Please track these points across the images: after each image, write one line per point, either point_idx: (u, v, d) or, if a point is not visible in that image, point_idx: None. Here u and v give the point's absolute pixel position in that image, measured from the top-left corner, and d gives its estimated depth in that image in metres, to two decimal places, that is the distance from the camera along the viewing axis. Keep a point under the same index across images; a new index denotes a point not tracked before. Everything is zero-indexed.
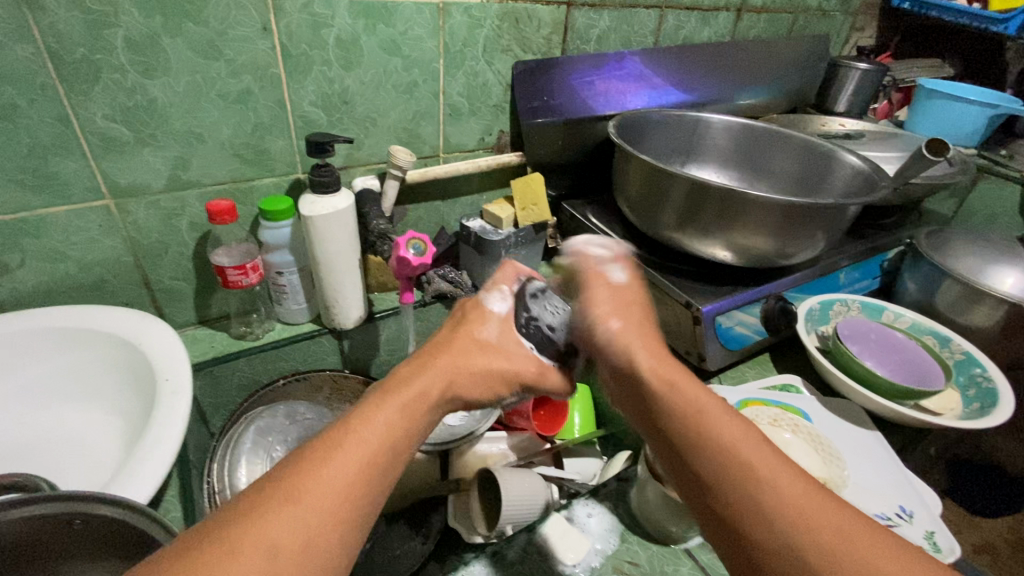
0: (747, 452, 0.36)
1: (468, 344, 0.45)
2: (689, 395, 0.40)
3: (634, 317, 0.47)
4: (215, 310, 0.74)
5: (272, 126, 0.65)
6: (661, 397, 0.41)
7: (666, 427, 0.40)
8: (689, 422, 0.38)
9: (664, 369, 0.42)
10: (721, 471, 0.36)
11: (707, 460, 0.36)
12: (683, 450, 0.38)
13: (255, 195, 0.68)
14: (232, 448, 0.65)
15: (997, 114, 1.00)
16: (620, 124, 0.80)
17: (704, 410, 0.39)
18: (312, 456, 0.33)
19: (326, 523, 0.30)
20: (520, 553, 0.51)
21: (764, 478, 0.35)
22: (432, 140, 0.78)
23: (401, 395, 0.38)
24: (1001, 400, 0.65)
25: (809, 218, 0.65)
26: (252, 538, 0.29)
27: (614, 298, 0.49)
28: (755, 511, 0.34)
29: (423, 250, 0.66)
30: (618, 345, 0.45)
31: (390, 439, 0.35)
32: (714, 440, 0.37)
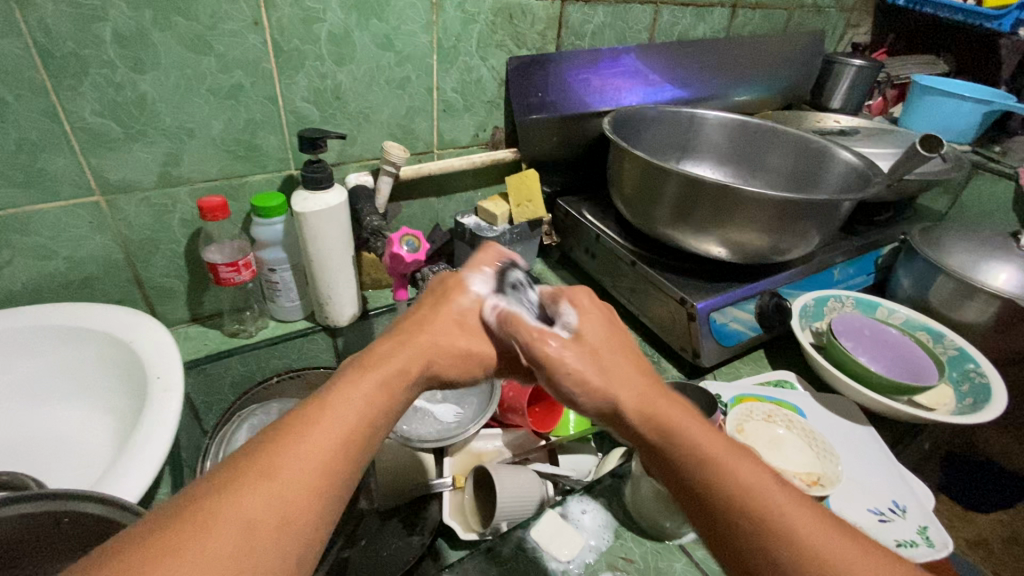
0: (758, 494, 0.36)
1: (447, 321, 0.45)
2: (689, 441, 0.38)
3: (606, 362, 0.44)
4: (208, 307, 0.74)
5: (264, 122, 0.65)
6: (662, 445, 0.39)
7: (672, 474, 0.38)
8: (697, 469, 0.37)
9: (656, 409, 0.40)
10: (737, 519, 0.35)
11: (721, 506, 0.36)
12: (695, 498, 0.37)
13: (247, 191, 0.68)
14: (225, 446, 0.64)
15: (991, 110, 1.01)
16: (615, 120, 0.79)
17: (709, 452, 0.38)
18: (289, 432, 0.33)
19: (303, 499, 0.31)
20: (514, 548, 0.51)
21: (779, 520, 0.34)
22: (426, 137, 0.78)
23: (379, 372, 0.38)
24: (994, 395, 0.65)
25: (804, 214, 0.65)
26: (227, 514, 0.28)
27: (579, 352, 0.43)
28: (776, 557, 0.34)
29: (416, 246, 0.65)
30: (605, 400, 0.42)
31: (366, 416, 0.35)
32: (726, 483, 0.36)
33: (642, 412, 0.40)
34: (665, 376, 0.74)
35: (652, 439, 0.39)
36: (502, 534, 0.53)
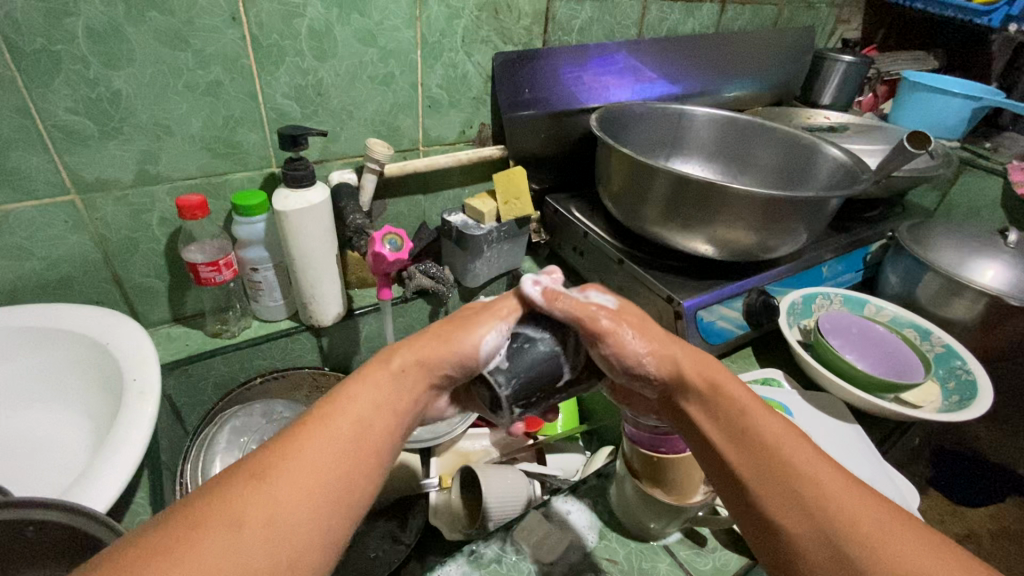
0: (792, 452, 0.37)
1: (452, 326, 0.43)
2: (730, 395, 0.41)
3: (662, 334, 0.45)
4: (190, 307, 0.73)
5: (244, 119, 0.63)
6: (704, 399, 0.41)
7: (708, 426, 0.41)
8: (731, 422, 0.40)
9: (709, 371, 0.43)
10: (763, 468, 0.37)
11: (752, 456, 0.38)
12: (725, 442, 0.39)
13: (228, 189, 0.67)
14: (206, 448, 0.64)
15: (981, 106, 1.00)
16: (602, 116, 0.79)
17: (749, 410, 0.40)
18: (286, 440, 0.33)
19: (301, 506, 0.30)
20: (496, 551, 0.51)
21: (809, 474, 0.36)
22: (411, 134, 0.77)
23: (380, 382, 0.38)
24: (979, 392, 0.65)
25: (791, 210, 0.65)
26: (224, 517, 0.29)
27: (631, 318, 0.45)
28: (796, 503, 0.35)
29: (399, 245, 0.64)
30: (661, 357, 0.43)
31: (362, 423, 0.35)
32: (755, 434, 0.38)
33: (694, 371, 0.43)
34: None
35: (693, 393, 0.42)
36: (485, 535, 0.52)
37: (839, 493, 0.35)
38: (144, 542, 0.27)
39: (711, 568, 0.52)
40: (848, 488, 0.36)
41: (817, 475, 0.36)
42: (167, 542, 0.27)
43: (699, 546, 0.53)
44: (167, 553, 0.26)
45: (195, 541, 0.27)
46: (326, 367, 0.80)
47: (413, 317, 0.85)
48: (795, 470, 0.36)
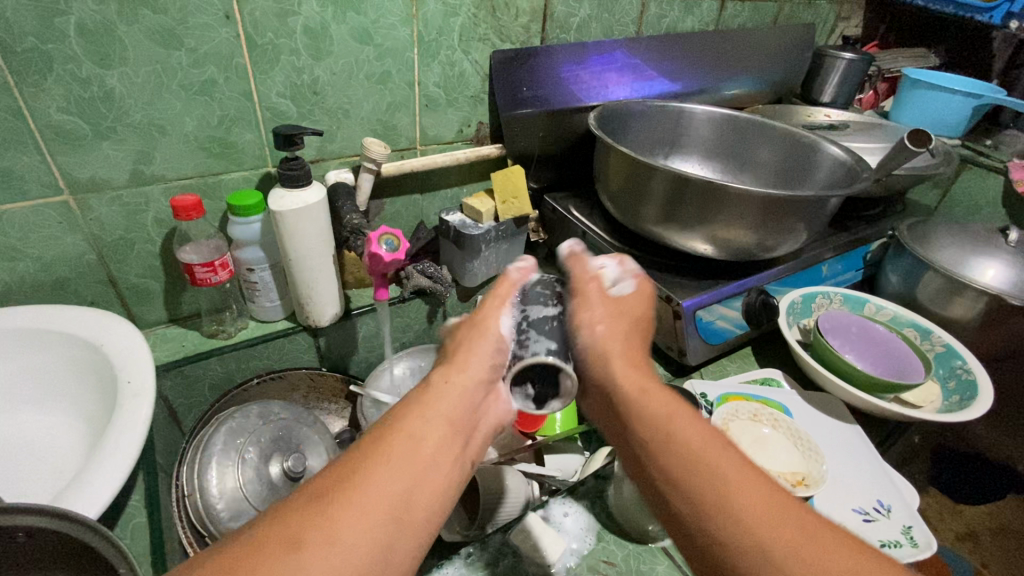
0: (713, 455, 0.37)
1: (486, 327, 0.46)
2: (660, 399, 0.41)
3: (619, 327, 0.47)
4: (187, 308, 0.72)
5: (239, 118, 0.63)
6: (632, 401, 0.42)
7: (632, 427, 0.41)
8: (659, 424, 0.39)
9: (642, 376, 0.43)
10: (689, 472, 0.36)
11: (672, 458, 0.38)
12: (651, 444, 0.39)
13: (223, 189, 0.66)
14: (202, 450, 0.61)
15: (982, 104, 1.00)
16: (601, 114, 0.78)
17: (674, 413, 0.40)
18: (345, 464, 0.36)
19: (360, 524, 0.33)
20: (494, 554, 0.51)
21: (728, 476, 0.36)
22: (409, 133, 0.76)
23: (428, 401, 0.41)
24: (980, 392, 0.65)
25: (790, 209, 0.64)
26: (292, 537, 0.31)
27: (603, 302, 0.48)
28: (712, 504, 0.35)
29: (396, 245, 0.64)
30: (596, 351, 0.45)
31: (417, 441, 0.38)
32: (679, 438, 0.38)
33: (625, 372, 0.43)
34: None
35: (623, 394, 0.42)
36: (483, 538, 0.52)
37: (756, 498, 0.35)
38: (221, 561, 0.30)
39: None
40: (766, 491, 0.35)
41: (733, 478, 0.35)
42: (239, 561, 0.30)
43: None
44: (241, 569, 0.29)
45: (266, 559, 0.30)
46: (323, 367, 0.80)
47: (410, 317, 0.85)
48: (720, 474, 0.36)
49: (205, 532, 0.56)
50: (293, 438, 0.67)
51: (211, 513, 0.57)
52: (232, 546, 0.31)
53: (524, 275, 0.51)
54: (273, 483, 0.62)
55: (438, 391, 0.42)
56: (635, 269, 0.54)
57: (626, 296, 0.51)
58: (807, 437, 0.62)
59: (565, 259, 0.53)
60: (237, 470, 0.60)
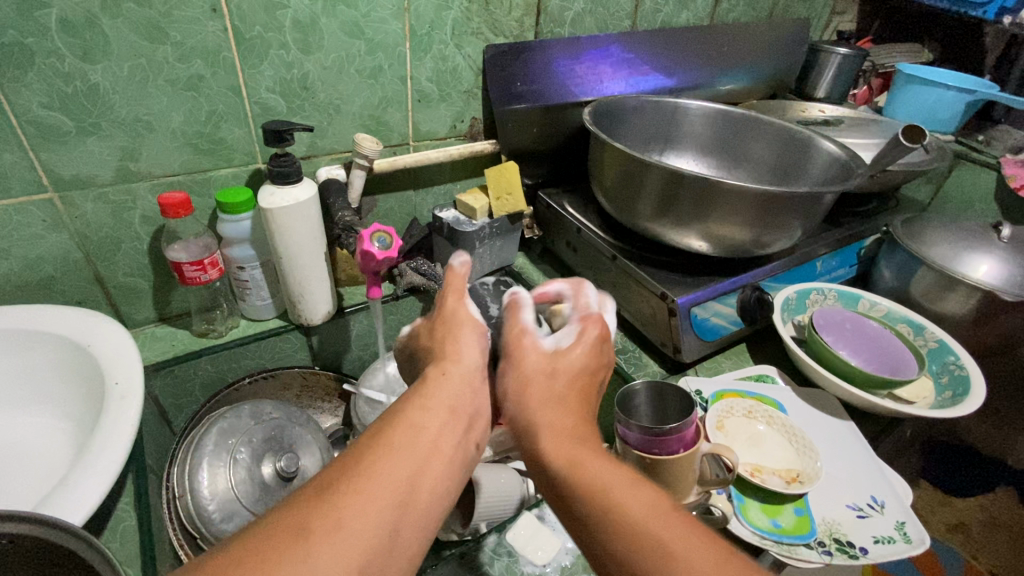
0: (658, 533, 0.33)
1: (464, 324, 0.47)
2: (596, 470, 0.37)
3: (546, 390, 0.44)
4: (176, 306, 0.71)
5: (227, 114, 0.62)
6: (563, 479, 0.38)
7: (570, 507, 0.37)
8: (599, 505, 0.35)
9: (571, 446, 0.39)
10: (642, 560, 0.33)
11: (623, 543, 0.34)
12: (596, 528, 0.35)
13: (212, 186, 0.65)
14: (192, 451, 0.60)
15: (975, 99, 1.00)
16: (596, 110, 0.77)
17: (612, 487, 0.36)
18: (348, 456, 0.35)
19: (368, 513, 0.32)
20: (489, 554, 0.51)
21: (677, 558, 0.32)
22: (401, 128, 0.75)
23: (428, 390, 0.41)
24: (972, 388, 0.65)
25: (785, 206, 0.64)
26: (299, 525, 0.30)
27: (527, 366, 0.46)
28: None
29: (388, 242, 0.63)
30: (526, 421, 0.42)
31: (419, 428, 0.38)
32: (624, 516, 0.34)
33: (553, 447, 0.39)
34: (645, 369, 0.73)
35: (556, 472, 0.38)
36: (477, 537, 0.52)
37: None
38: (223, 557, 0.29)
39: None
40: (724, 561, 0.32)
41: (681, 555, 0.32)
42: (244, 554, 0.29)
43: None
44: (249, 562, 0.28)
45: (273, 550, 0.29)
46: (316, 366, 0.79)
47: (404, 314, 0.84)
48: (674, 555, 0.32)
49: (197, 533, 0.56)
50: (285, 438, 0.67)
51: (204, 514, 0.56)
52: (235, 542, 0.30)
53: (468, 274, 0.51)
54: (266, 483, 0.62)
55: (437, 378, 0.42)
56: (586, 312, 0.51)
57: (565, 348, 0.47)
58: (801, 433, 0.62)
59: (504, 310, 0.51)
60: (228, 470, 0.60)
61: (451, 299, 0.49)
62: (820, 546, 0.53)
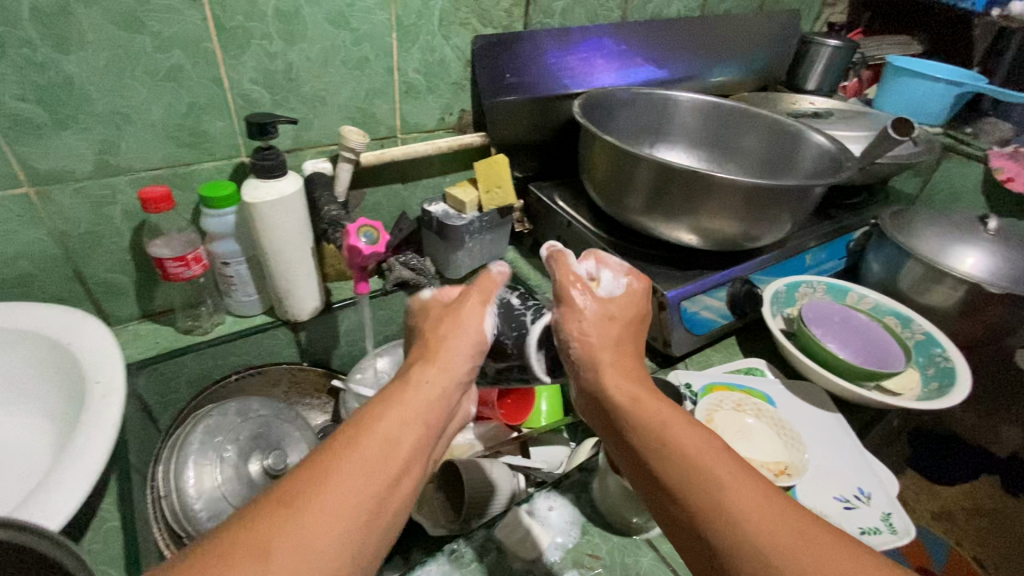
0: (706, 462, 0.36)
1: (458, 327, 0.47)
2: (655, 409, 0.41)
3: (608, 334, 0.47)
4: (160, 303, 0.70)
5: (210, 106, 0.60)
6: (626, 411, 0.41)
7: (624, 436, 0.41)
8: (653, 436, 0.39)
9: (633, 387, 0.43)
10: (685, 481, 0.36)
11: (670, 470, 0.37)
12: (647, 455, 0.38)
13: (195, 180, 0.64)
14: (178, 450, 0.60)
15: (964, 92, 1.00)
16: (585, 103, 0.77)
17: (668, 420, 0.39)
18: (318, 463, 0.35)
19: (335, 528, 0.32)
20: (478, 549, 0.50)
21: (721, 479, 0.35)
22: (388, 121, 0.74)
23: (406, 400, 0.40)
24: (958, 380, 0.66)
25: (775, 199, 0.64)
26: (262, 540, 0.30)
27: (590, 310, 0.48)
28: (699, 504, 0.34)
29: (376, 237, 0.61)
30: (587, 356, 0.46)
31: (395, 440, 0.37)
32: (673, 445, 0.37)
33: (617, 384, 0.44)
34: None
35: (618, 408, 0.42)
36: (467, 533, 0.52)
37: (749, 500, 0.34)
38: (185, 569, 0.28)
39: None
40: (765, 490, 0.34)
41: (726, 479, 0.35)
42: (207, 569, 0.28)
43: None
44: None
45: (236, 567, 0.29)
46: (304, 362, 0.78)
47: (394, 309, 0.84)
48: (717, 480, 0.35)
49: (182, 533, 0.55)
50: (273, 435, 0.66)
51: (189, 513, 0.56)
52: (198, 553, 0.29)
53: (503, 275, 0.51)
54: (253, 481, 0.61)
55: (417, 389, 0.41)
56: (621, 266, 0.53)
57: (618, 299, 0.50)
58: (789, 425, 0.63)
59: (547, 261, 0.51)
60: (215, 469, 0.59)
61: (473, 303, 0.49)
62: None
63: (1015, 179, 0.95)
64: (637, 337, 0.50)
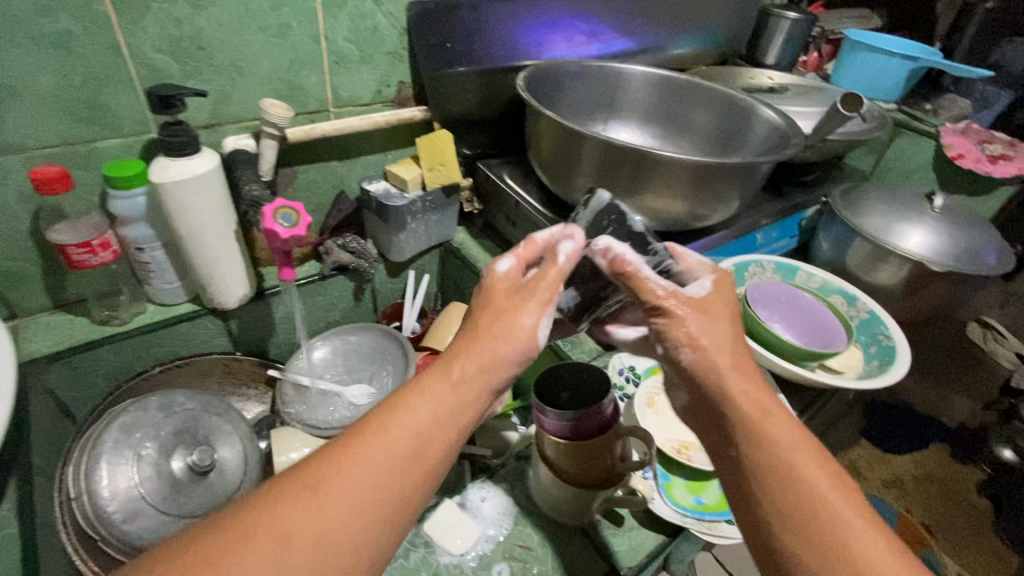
0: (838, 506, 0.34)
1: (514, 315, 0.40)
2: (784, 426, 0.37)
3: (723, 338, 0.41)
4: (74, 292, 0.65)
5: (108, 76, 0.55)
6: (749, 419, 0.37)
7: (742, 447, 0.37)
8: (778, 455, 0.36)
9: (756, 391, 0.39)
10: (808, 515, 0.34)
11: (793, 497, 0.34)
12: (767, 475, 0.36)
13: (99, 159, 0.59)
14: (90, 448, 0.56)
15: (919, 67, 0.99)
16: (531, 76, 0.73)
17: (799, 446, 0.36)
18: (344, 449, 0.34)
19: (351, 526, 0.31)
20: (404, 546, 0.49)
21: (852, 526, 0.33)
22: (319, 93, 0.69)
23: (441, 395, 0.37)
24: (898, 358, 0.66)
25: (720, 177, 0.62)
26: (274, 525, 0.30)
27: (685, 319, 0.42)
28: (821, 542, 0.33)
29: (295, 219, 0.57)
30: (704, 365, 0.40)
31: (427, 447, 0.35)
32: (802, 472, 0.35)
33: (742, 389, 0.39)
34: (581, 348, 0.70)
35: (741, 414, 0.38)
36: None
37: (881, 553, 0.32)
38: (201, 545, 0.29)
39: (625, 549, 0.51)
40: (891, 546, 0.33)
41: (858, 530, 0.33)
42: (220, 552, 0.29)
43: (616, 525, 0.53)
44: (218, 559, 0.29)
45: (248, 554, 0.29)
46: (237, 351, 0.75)
47: (334, 295, 0.81)
48: (845, 525, 0.33)
49: (95, 535, 0.53)
50: (200, 430, 0.62)
51: (102, 515, 0.53)
52: (216, 528, 0.30)
53: (570, 261, 0.43)
54: (176, 479, 0.58)
55: (456, 387, 0.37)
56: (710, 266, 0.47)
57: (708, 296, 0.44)
58: None
59: (606, 267, 0.45)
60: (131, 468, 0.56)
61: (537, 302, 0.41)
62: None
63: (965, 156, 0.95)
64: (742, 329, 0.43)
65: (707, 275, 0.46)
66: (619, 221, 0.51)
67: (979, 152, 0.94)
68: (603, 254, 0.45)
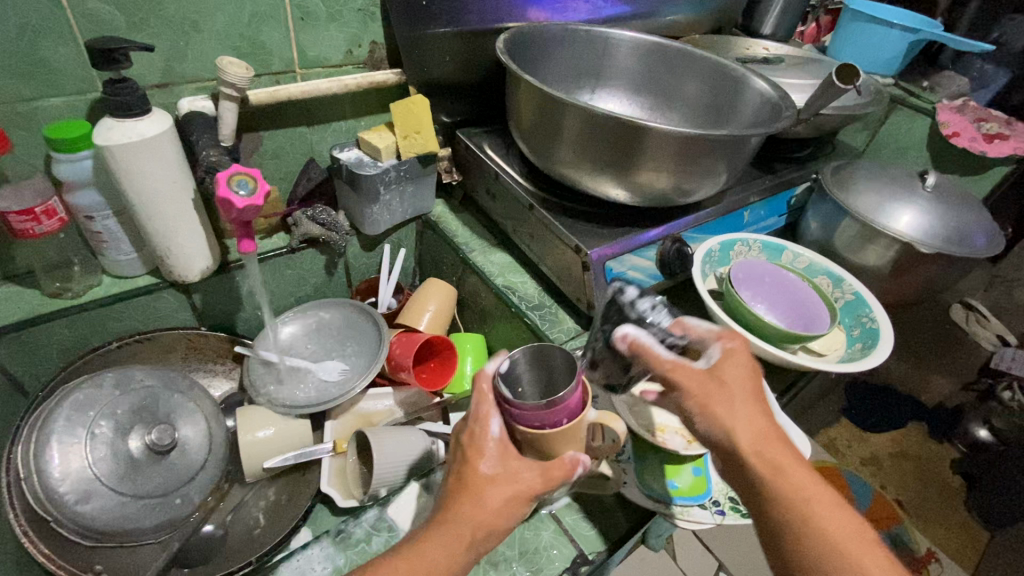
0: (859, 556, 0.35)
1: (508, 486, 0.38)
2: (797, 476, 0.37)
3: (732, 400, 0.40)
4: (23, 262, 0.62)
5: (45, 28, 0.51)
6: (761, 477, 0.38)
7: (761, 504, 0.38)
8: (795, 512, 0.36)
9: (768, 446, 0.38)
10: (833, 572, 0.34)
11: (816, 554, 0.35)
12: (786, 532, 0.36)
13: (41, 119, 0.55)
14: (39, 428, 0.53)
15: (918, 39, 0.95)
16: (512, 39, 0.68)
17: (812, 497, 0.37)
18: None
19: None
20: (367, 530, 0.48)
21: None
22: (283, 52, 0.65)
23: (440, 547, 0.36)
24: (881, 340, 0.65)
25: (707, 150, 0.59)
26: None
27: (693, 392, 0.40)
28: None
29: (253, 187, 0.54)
30: (717, 428, 0.39)
31: None
32: (818, 528, 0.36)
33: (754, 445, 0.39)
34: (559, 327, 0.66)
35: (752, 473, 0.38)
36: (357, 515, 0.49)
37: None
38: None
39: (595, 534, 0.50)
40: None
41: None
42: None
43: (586, 510, 0.52)
44: None
45: None
46: (202, 326, 0.72)
47: (305, 269, 0.78)
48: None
49: (48, 516, 0.51)
50: (160, 408, 0.60)
51: (54, 496, 0.51)
52: None
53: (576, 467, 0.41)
54: (133, 459, 0.56)
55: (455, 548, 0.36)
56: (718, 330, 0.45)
57: (720, 365, 0.42)
58: None
59: (623, 349, 0.44)
60: (84, 447, 0.54)
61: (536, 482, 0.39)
62: (714, 505, 0.52)
63: (960, 134, 0.92)
64: (759, 382, 0.42)
65: (717, 342, 0.44)
66: (619, 313, 0.51)
67: (974, 130, 0.92)
68: (623, 342, 0.44)
